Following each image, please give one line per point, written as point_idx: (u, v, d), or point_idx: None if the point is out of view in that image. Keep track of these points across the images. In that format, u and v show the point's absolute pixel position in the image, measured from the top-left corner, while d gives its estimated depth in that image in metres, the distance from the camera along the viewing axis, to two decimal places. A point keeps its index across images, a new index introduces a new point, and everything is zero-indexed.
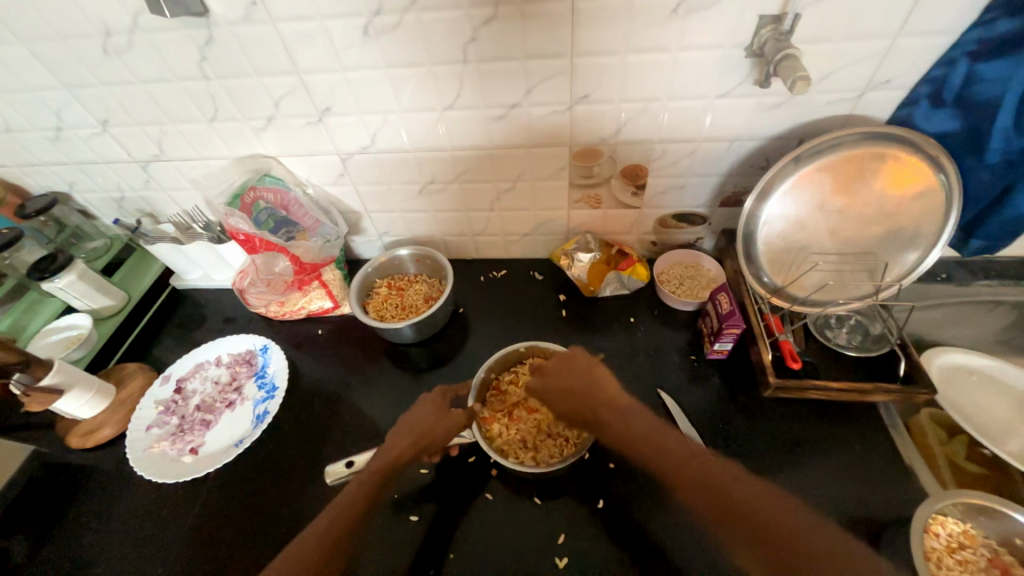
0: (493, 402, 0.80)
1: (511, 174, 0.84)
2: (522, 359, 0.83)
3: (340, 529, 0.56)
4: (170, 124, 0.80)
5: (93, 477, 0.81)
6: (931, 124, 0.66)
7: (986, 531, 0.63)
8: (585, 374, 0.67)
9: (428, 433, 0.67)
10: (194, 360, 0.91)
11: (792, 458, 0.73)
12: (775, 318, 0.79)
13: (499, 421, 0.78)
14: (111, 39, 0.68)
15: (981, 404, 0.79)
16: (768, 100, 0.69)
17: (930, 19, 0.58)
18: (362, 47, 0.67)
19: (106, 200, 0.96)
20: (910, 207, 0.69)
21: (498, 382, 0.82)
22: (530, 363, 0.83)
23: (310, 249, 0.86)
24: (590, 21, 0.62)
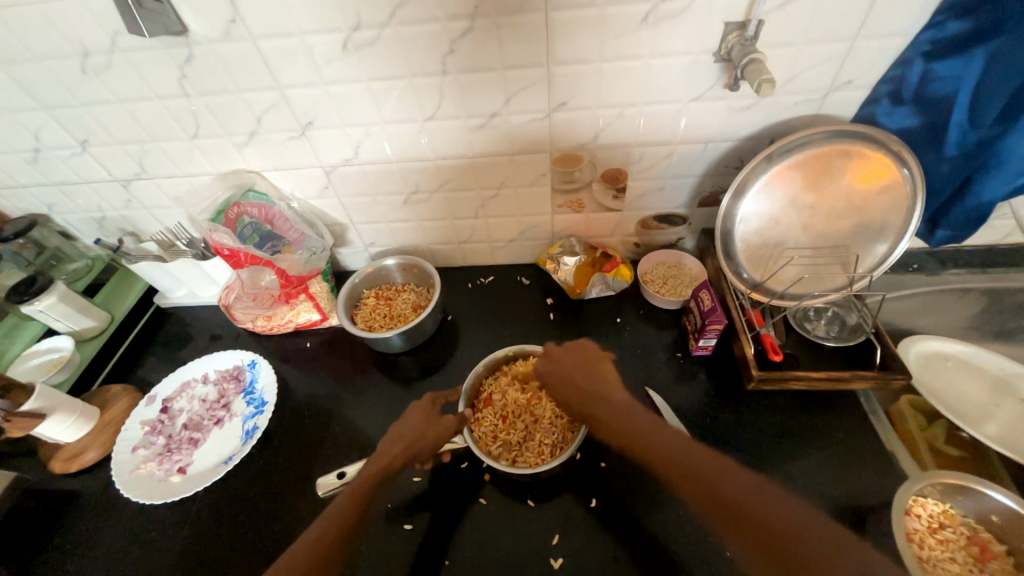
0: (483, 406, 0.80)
1: (494, 181, 0.85)
2: (511, 363, 0.84)
3: (335, 533, 0.55)
4: (151, 142, 0.80)
5: (77, 502, 0.79)
6: (892, 121, 0.70)
7: (965, 510, 0.65)
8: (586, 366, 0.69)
9: (421, 439, 0.67)
10: (181, 378, 0.90)
11: (778, 449, 0.74)
12: (756, 312, 0.81)
13: (489, 423, 0.78)
14: (90, 60, 0.68)
15: (956, 388, 0.82)
16: (738, 102, 0.71)
17: (884, 22, 0.62)
18: (343, 62, 0.68)
19: (87, 220, 0.95)
20: (878, 200, 0.72)
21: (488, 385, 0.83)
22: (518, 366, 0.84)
23: (297, 262, 0.87)
24: (564, 31, 0.64)
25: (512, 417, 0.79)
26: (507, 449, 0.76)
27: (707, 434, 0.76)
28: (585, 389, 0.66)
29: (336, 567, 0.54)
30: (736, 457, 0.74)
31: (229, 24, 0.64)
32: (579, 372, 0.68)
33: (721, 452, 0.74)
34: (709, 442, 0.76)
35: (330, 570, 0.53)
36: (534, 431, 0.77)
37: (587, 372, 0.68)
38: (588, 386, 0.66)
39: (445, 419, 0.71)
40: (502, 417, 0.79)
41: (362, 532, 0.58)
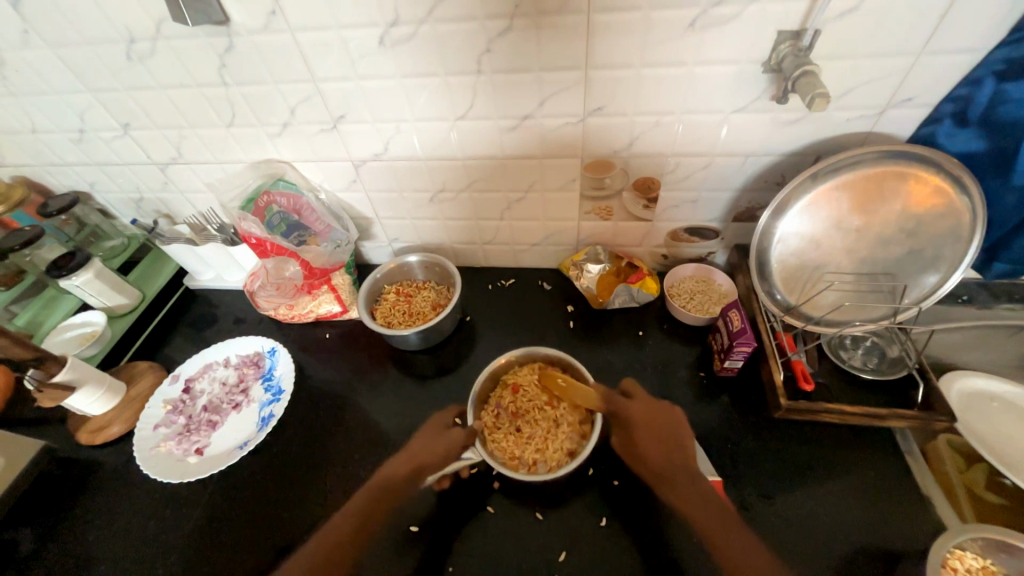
0: (492, 415, 0.79)
1: (522, 184, 0.84)
2: (514, 365, 0.83)
3: (337, 541, 0.57)
4: (190, 129, 0.81)
5: (100, 473, 0.81)
6: (955, 143, 0.64)
7: (1007, 568, 0.60)
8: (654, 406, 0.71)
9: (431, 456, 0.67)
10: (204, 360, 0.92)
11: (802, 481, 0.71)
12: (788, 337, 0.77)
13: (501, 437, 0.76)
14: (135, 46, 0.70)
15: (1005, 432, 0.76)
16: (785, 116, 0.68)
17: (955, 37, 0.57)
18: (379, 57, 0.68)
19: (125, 200, 0.98)
20: (931, 228, 0.67)
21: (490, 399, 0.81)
22: (521, 366, 0.83)
23: (321, 254, 0.87)
24: (604, 34, 0.62)
25: (524, 424, 0.78)
26: (526, 457, 0.74)
27: (726, 459, 0.73)
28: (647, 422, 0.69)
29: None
30: (756, 486, 0.71)
31: (270, 16, 0.65)
32: (644, 408, 0.71)
33: (740, 479, 0.72)
34: (728, 468, 0.73)
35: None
36: (551, 430, 0.77)
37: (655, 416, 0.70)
38: (654, 442, 0.66)
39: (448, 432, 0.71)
40: (513, 426, 0.78)
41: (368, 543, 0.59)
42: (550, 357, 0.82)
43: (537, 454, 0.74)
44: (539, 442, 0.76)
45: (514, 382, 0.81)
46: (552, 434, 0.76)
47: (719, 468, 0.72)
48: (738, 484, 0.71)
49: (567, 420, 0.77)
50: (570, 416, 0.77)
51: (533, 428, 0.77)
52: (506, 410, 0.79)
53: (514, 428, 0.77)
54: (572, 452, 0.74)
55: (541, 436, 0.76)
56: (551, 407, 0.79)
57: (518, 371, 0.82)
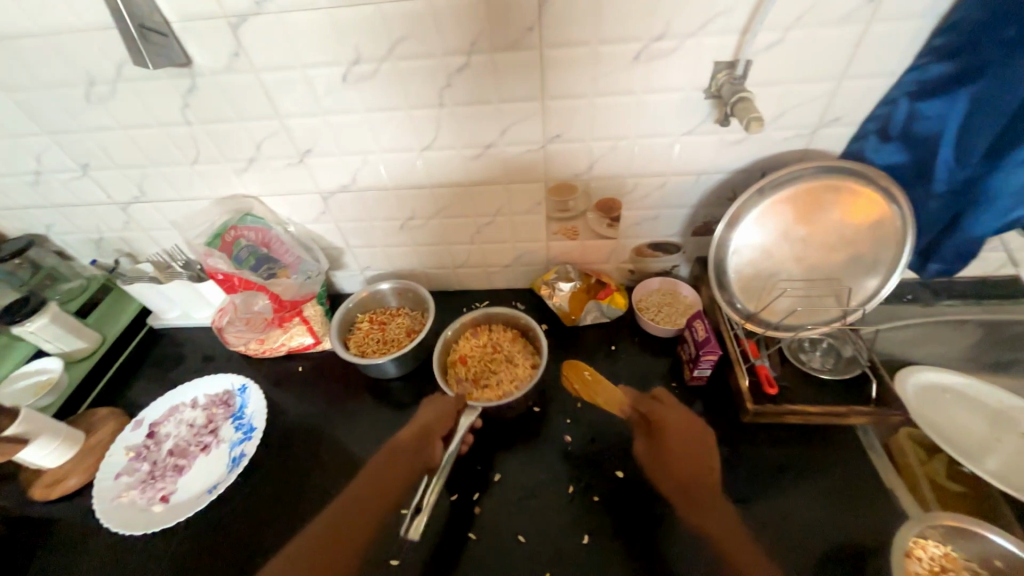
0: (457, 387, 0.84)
1: (490, 209, 0.86)
2: (450, 342, 0.90)
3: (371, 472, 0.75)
4: (153, 168, 0.81)
5: (55, 531, 0.76)
6: (881, 156, 0.71)
7: (967, 553, 0.63)
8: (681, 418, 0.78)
9: (427, 429, 0.77)
10: (170, 402, 0.88)
11: (775, 483, 0.73)
12: (751, 343, 0.80)
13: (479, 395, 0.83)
14: (95, 89, 0.70)
15: (957, 421, 0.80)
16: (729, 137, 0.73)
17: (869, 63, 0.64)
18: (343, 93, 0.70)
19: (84, 241, 0.95)
20: (868, 234, 0.72)
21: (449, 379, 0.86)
22: (457, 338, 0.91)
23: (291, 287, 0.86)
24: (557, 68, 0.66)
25: (488, 375, 0.86)
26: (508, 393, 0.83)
27: None
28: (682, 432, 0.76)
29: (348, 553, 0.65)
30: (731, 491, 0.72)
31: (232, 57, 0.66)
32: (677, 418, 0.78)
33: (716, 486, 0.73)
34: None
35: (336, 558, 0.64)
36: (508, 364, 0.87)
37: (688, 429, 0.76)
38: (686, 455, 0.74)
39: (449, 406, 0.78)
40: (481, 384, 0.85)
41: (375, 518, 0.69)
42: (472, 322, 0.92)
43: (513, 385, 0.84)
44: (508, 378, 0.86)
45: (458, 355, 0.89)
46: (511, 365, 0.87)
47: None
48: None
49: (513, 355, 0.88)
50: (514, 346, 0.90)
51: (496, 372, 0.86)
52: (467, 381, 0.86)
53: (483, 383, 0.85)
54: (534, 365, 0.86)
55: (506, 373, 0.86)
56: (496, 351, 0.89)
57: (458, 344, 0.90)
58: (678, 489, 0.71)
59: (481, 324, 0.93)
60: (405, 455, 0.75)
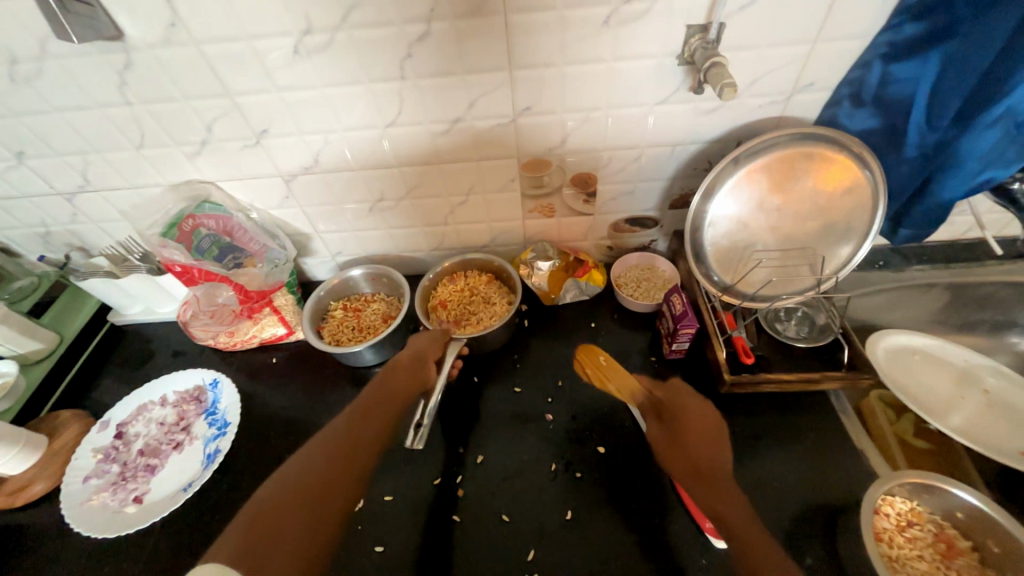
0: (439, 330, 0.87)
1: (462, 189, 0.83)
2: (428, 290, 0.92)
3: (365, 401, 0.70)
4: (95, 154, 0.75)
5: (24, 539, 0.74)
6: (855, 122, 0.70)
7: (931, 507, 0.66)
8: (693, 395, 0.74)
9: (423, 354, 0.78)
10: (137, 402, 0.85)
11: (751, 451, 0.75)
12: (728, 315, 0.81)
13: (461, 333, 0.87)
14: (18, 67, 0.64)
15: (925, 382, 0.83)
16: (704, 105, 0.71)
17: (843, 25, 0.62)
18: (296, 67, 0.65)
19: (30, 236, 0.89)
20: (841, 201, 0.72)
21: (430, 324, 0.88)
22: (433, 286, 0.93)
23: (257, 276, 0.83)
24: (523, 34, 0.63)
25: (468, 316, 0.90)
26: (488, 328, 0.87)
27: None
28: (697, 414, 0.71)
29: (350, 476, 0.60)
30: None
31: (169, 27, 0.61)
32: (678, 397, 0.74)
33: None
34: None
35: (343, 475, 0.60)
36: (486, 305, 0.91)
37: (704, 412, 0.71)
38: (696, 440, 0.67)
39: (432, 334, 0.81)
40: (462, 323, 0.89)
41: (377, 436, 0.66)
42: (448, 270, 0.95)
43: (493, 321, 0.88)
44: (486, 316, 0.89)
45: (437, 302, 0.91)
46: (489, 305, 0.91)
47: None
48: None
49: (489, 295, 0.92)
50: (490, 288, 0.93)
51: (475, 313, 0.90)
52: (448, 322, 0.89)
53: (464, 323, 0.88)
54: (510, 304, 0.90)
55: (484, 312, 0.90)
56: (473, 296, 0.92)
57: (436, 291, 0.93)
58: (691, 473, 0.64)
59: (457, 272, 0.95)
60: (405, 372, 0.75)
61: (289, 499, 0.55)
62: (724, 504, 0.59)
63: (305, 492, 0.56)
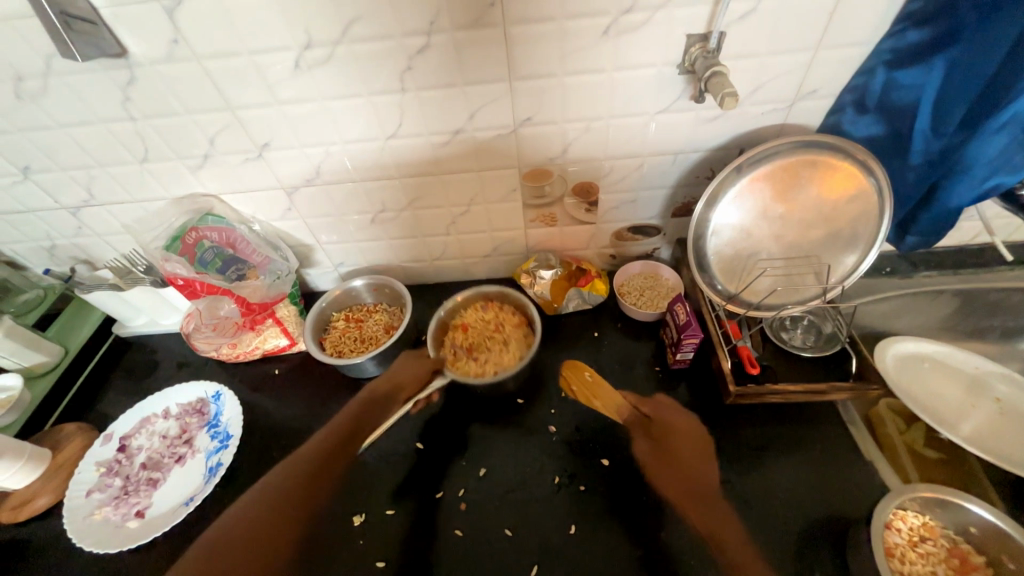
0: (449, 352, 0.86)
1: (464, 199, 0.83)
2: (460, 309, 0.91)
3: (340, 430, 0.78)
4: (100, 168, 0.76)
5: (27, 554, 0.74)
6: (859, 129, 0.69)
7: (944, 522, 0.64)
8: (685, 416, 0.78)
9: (399, 386, 0.83)
10: (140, 414, 0.85)
11: (758, 463, 0.73)
12: (733, 324, 0.80)
13: (462, 365, 0.84)
14: (24, 85, 0.64)
15: (934, 390, 0.82)
16: (705, 113, 0.70)
17: (845, 32, 0.61)
18: (297, 81, 0.66)
19: (36, 250, 0.90)
20: (846, 209, 0.71)
21: (443, 341, 0.88)
22: (466, 308, 0.91)
23: (260, 289, 0.83)
24: (523, 46, 0.63)
25: (479, 352, 0.86)
26: (485, 373, 0.83)
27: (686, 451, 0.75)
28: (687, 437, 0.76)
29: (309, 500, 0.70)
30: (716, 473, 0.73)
31: (171, 44, 0.61)
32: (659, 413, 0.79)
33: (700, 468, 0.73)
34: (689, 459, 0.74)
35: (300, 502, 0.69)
36: (502, 347, 0.86)
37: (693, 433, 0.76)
38: (685, 460, 0.74)
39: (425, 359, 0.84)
40: (471, 356, 0.86)
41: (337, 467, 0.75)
42: (487, 296, 0.92)
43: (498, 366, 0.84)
44: (495, 359, 0.85)
45: (461, 325, 0.89)
46: (504, 349, 0.85)
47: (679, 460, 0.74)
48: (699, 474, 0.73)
49: (515, 336, 0.87)
50: (515, 332, 0.87)
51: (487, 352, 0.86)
52: (461, 346, 0.87)
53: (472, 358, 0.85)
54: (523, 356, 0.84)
55: (495, 354, 0.85)
56: (497, 332, 0.88)
57: (464, 313, 0.91)
58: (683, 492, 0.70)
59: (494, 301, 0.92)
60: (380, 403, 0.81)
61: (243, 529, 0.64)
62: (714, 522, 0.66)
63: (254, 524, 0.65)
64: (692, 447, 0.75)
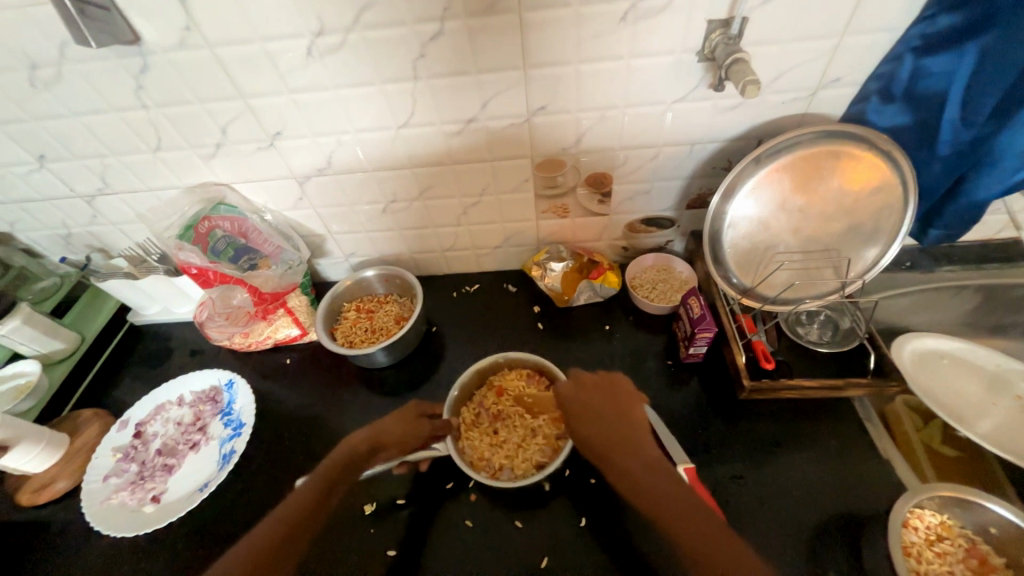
0: (474, 413, 0.79)
1: (475, 189, 0.82)
2: (506, 368, 0.82)
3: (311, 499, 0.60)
4: (114, 157, 0.76)
5: (47, 536, 0.75)
6: (883, 119, 0.67)
7: (963, 521, 0.63)
8: (597, 383, 0.72)
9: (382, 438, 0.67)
10: (155, 401, 0.86)
11: (772, 459, 0.72)
12: (747, 318, 0.79)
13: (477, 436, 0.77)
14: (39, 73, 0.64)
15: (954, 388, 0.80)
16: (724, 103, 0.69)
17: (873, 17, 0.59)
18: (309, 69, 0.65)
19: (53, 238, 0.91)
20: (868, 201, 0.69)
21: (474, 396, 0.81)
22: (513, 370, 0.82)
23: (271, 278, 0.83)
24: (538, 32, 0.61)
25: (501, 432, 0.77)
26: (494, 461, 0.74)
27: (698, 445, 0.74)
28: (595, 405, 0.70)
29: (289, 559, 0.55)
30: (728, 468, 0.72)
31: (183, 31, 0.61)
32: (588, 388, 0.72)
33: (713, 463, 0.72)
34: (701, 453, 0.73)
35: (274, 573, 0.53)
36: (528, 438, 0.76)
37: (604, 395, 0.71)
38: (598, 414, 0.68)
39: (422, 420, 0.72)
40: (492, 432, 0.77)
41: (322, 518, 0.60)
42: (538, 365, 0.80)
43: (511, 458, 0.74)
44: (512, 448, 0.75)
45: (499, 387, 0.81)
46: (528, 444, 0.75)
47: (691, 454, 0.73)
48: (711, 469, 0.72)
49: (544, 432, 0.76)
50: (548, 430, 0.76)
51: (509, 434, 0.77)
52: (488, 410, 0.79)
53: (491, 434, 0.77)
54: (541, 466, 0.73)
55: (514, 443, 0.76)
56: (530, 418, 0.78)
57: (507, 373, 0.82)
58: (609, 441, 0.64)
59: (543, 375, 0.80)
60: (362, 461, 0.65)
61: None
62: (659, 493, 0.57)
63: None
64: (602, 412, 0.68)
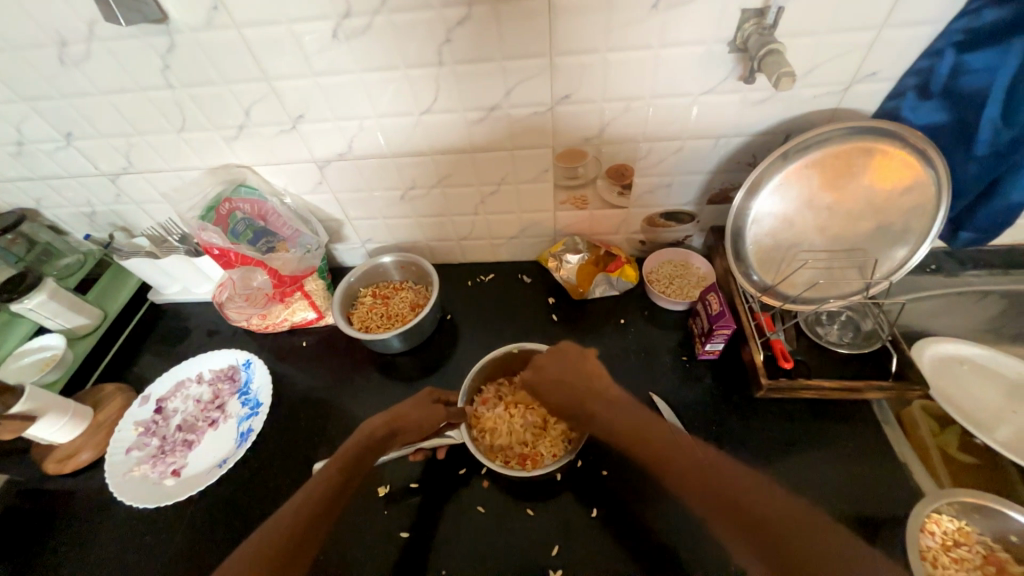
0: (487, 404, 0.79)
1: (495, 177, 0.82)
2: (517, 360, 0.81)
3: (334, 479, 0.57)
4: (138, 136, 0.77)
5: (71, 504, 0.78)
6: (918, 116, 0.65)
7: (981, 528, 0.63)
8: (576, 362, 0.67)
9: (397, 421, 0.65)
10: (175, 378, 0.88)
11: (786, 459, 0.72)
12: (767, 317, 0.78)
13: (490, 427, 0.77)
14: (67, 50, 0.65)
15: (975, 393, 0.78)
16: (753, 95, 0.67)
17: (916, 10, 0.57)
18: (334, 52, 0.65)
19: (76, 215, 0.93)
20: (899, 201, 0.68)
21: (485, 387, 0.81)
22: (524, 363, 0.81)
23: (290, 261, 0.83)
24: (567, 19, 0.60)
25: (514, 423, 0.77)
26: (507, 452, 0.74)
27: (712, 442, 0.74)
28: (578, 390, 0.64)
29: (316, 543, 0.54)
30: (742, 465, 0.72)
31: (211, 11, 0.61)
32: (578, 380, 0.65)
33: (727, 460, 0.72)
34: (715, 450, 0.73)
35: (303, 558, 0.52)
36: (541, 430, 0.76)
37: (578, 372, 0.66)
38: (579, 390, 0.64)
39: (434, 407, 0.69)
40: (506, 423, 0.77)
41: (344, 503, 0.58)
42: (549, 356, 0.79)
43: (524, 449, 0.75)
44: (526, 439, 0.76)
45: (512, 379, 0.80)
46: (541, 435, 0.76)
47: None
48: None
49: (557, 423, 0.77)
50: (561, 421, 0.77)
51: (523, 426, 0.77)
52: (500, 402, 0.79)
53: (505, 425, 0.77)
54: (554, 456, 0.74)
55: (528, 435, 0.76)
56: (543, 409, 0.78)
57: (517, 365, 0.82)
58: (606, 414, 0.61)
59: None
60: (379, 447, 0.62)
61: None
62: (716, 469, 0.52)
63: None
64: (581, 387, 0.64)
